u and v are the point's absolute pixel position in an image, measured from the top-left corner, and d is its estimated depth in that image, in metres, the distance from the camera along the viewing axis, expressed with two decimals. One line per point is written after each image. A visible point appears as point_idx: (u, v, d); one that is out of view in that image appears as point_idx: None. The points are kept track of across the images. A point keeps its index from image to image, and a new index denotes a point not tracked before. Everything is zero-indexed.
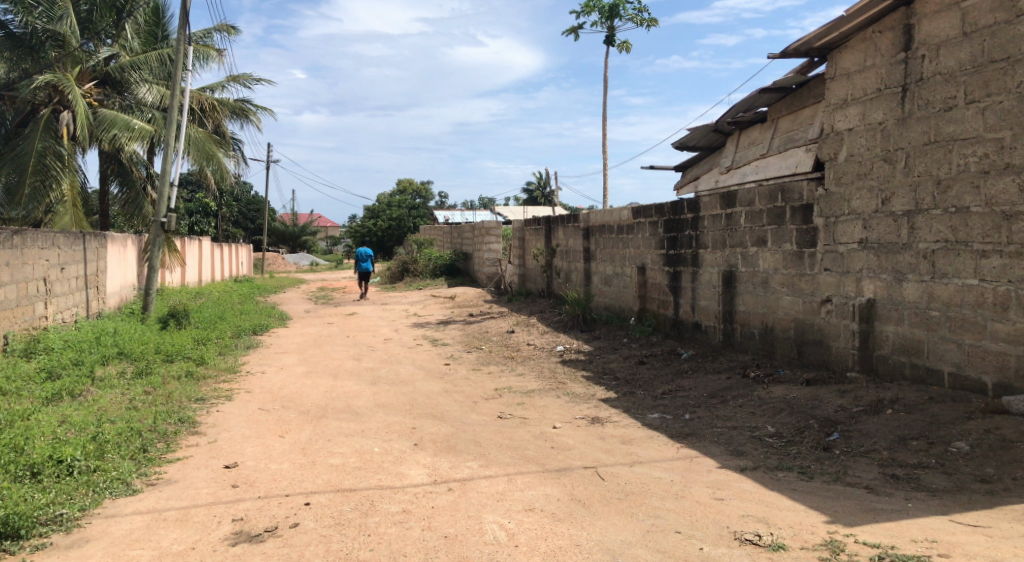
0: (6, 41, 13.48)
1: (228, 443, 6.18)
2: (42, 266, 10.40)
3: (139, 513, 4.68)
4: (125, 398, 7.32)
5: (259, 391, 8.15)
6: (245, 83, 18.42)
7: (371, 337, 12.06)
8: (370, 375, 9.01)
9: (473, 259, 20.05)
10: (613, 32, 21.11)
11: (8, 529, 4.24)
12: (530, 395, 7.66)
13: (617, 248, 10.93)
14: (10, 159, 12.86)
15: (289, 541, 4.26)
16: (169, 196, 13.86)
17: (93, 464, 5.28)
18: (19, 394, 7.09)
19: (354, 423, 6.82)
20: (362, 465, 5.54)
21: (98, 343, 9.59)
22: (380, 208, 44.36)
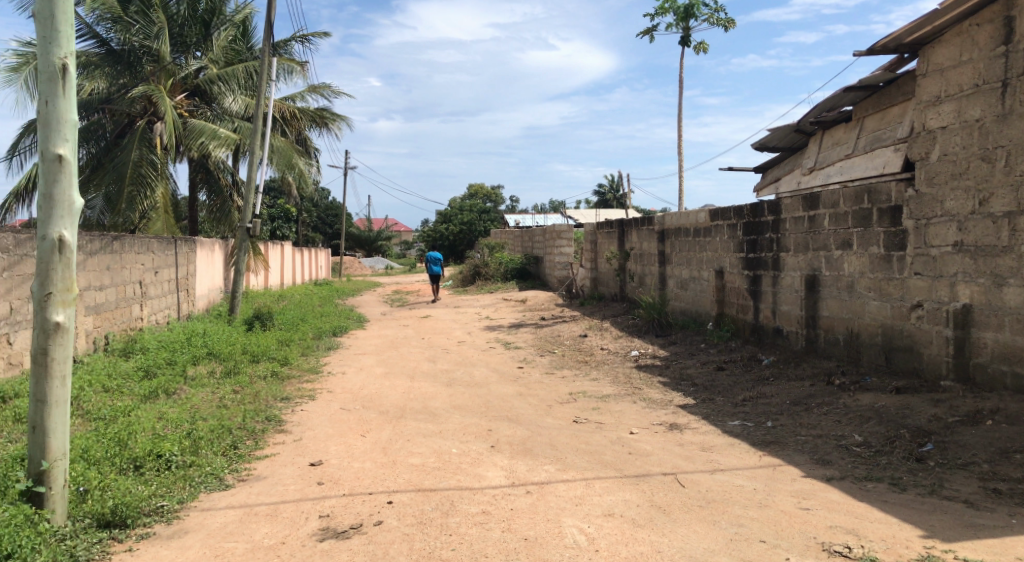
0: (108, 57, 14.21)
1: (312, 441, 6.38)
2: (138, 270, 10.96)
3: (233, 507, 4.88)
4: (215, 397, 7.64)
5: (340, 391, 8.37)
6: (324, 93, 18.98)
7: (446, 340, 12.24)
8: (446, 377, 9.14)
9: (544, 262, 20.09)
10: (688, 33, 20.84)
11: (116, 518, 4.50)
12: (606, 400, 7.63)
13: (693, 252, 10.78)
14: (109, 168, 13.59)
15: (373, 538, 4.37)
16: (254, 203, 14.39)
17: (189, 459, 5.54)
18: (120, 391, 7.52)
19: (431, 423, 6.93)
20: (441, 466, 5.63)
21: (190, 343, 10.05)
22: (452, 213, 45.00)
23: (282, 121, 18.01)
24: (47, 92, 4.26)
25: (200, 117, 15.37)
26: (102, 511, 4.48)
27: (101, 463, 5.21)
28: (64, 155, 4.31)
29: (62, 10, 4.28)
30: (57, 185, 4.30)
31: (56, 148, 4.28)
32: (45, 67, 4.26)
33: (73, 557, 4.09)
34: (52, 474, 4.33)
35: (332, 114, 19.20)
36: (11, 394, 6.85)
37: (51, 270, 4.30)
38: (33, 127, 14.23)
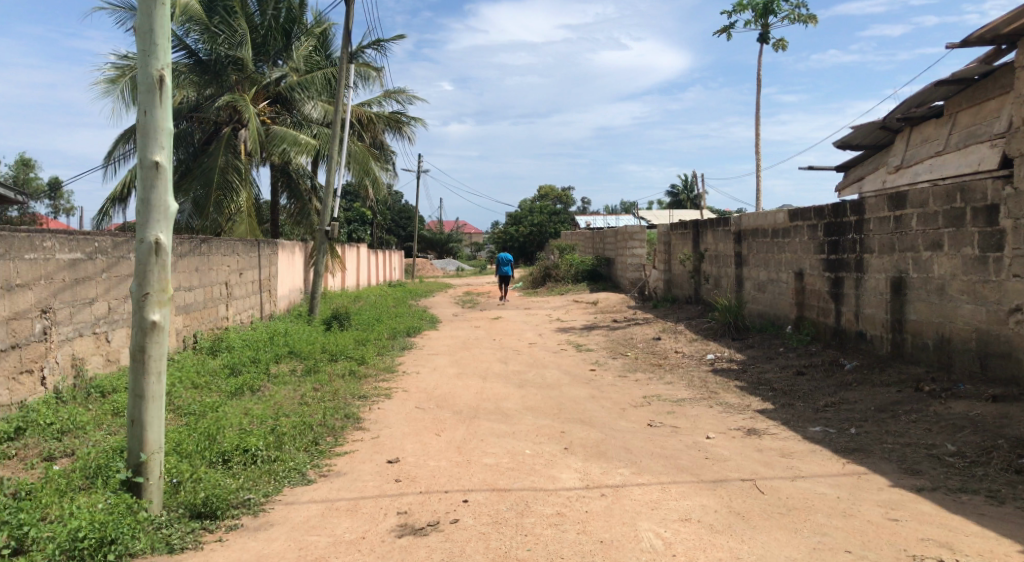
0: (196, 67, 14.84)
1: (389, 439, 6.51)
2: (224, 272, 11.42)
3: (315, 502, 5.03)
4: (297, 394, 7.90)
5: (415, 390, 8.52)
6: (399, 98, 19.36)
7: (518, 341, 12.29)
8: (519, 379, 9.18)
9: (616, 264, 19.95)
10: (767, 29, 20.36)
11: (208, 509, 4.70)
12: (681, 404, 7.53)
13: (772, 254, 10.53)
14: (197, 174, 14.21)
15: (450, 536, 4.43)
16: (332, 207, 14.78)
17: (273, 454, 5.74)
18: (209, 387, 7.86)
19: (504, 424, 6.97)
20: (515, 466, 5.66)
21: (273, 342, 10.41)
22: (521, 215, 45.28)
23: (359, 126, 18.46)
24: (146, 103, 4.49)
25: (282, 123, 15.90)
26: (194, 502, 4.69)
27: (192, 457, 5.45)
28: (161, 162, 4.54)
29: (160, 24, 4.51)
30: (154, 191, 4.52)
31: (153, 155, 4.51)
32: (144, 78, 4.49)
33: (169, 545, 4.28)
34: (149, 466, 4.57)
35: (406, 118, 19.56)
36: (110, 389, 7.25)
37: (148, 271, 4.52)
38: (127, 137, 15.01)
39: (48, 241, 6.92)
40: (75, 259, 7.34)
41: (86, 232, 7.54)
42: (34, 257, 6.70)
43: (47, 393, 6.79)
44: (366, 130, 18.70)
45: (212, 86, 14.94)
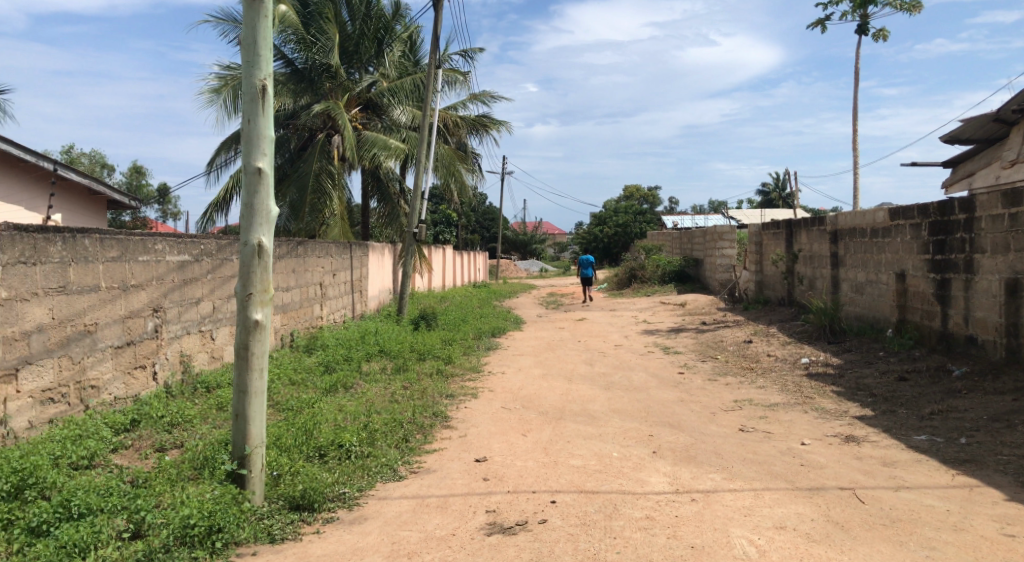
0: (293, 75, 15.49)
1: (477, 438, 6.59)
2: (318, 273, 11.83)
3: (406, 497, 5.15)
4: (387, 392, 8.10)
5: (501, 390, 8.58)
6: (485, 100, 19.56)
7: (603, 343, 12.22)
8: (604, 381, 9.11)
9: (703, 265, 19.55)
10: (867, 20, 19.50)
11: (305, 501, 4.87)
12: (774, 409, 7.31)
13: (871, 254, 10.10)
14: (293, 179, 14.78)
15: (538, 536, 4.45)
16: (421, 209, 15.09)
17: (366, 450, 5.91)
18: (305, 384, 8.15)
19: (590, 426, 6.95)
20: (602, 469, 5.63)
21: (364, 341, 10.72)
22: (607, 215, 44.79)
23: (445, 129, 18.78)
24: (250, 112, 4.71)
25: (373, 128, 16.34)
26: (293, 495, 4.88)
27: (291, 451, 5.69)
28: (263, 168, 4.74)
29: (263, 36, 4.71)
30: (257, 196, 4.73)
31: (256, 162, 4.72)
32: (248, 88, 4.71)
33: (270, 535, 4.47)
34: (252, 459, 4.79)
35: (492, 120, 19.76)
36: (215, 384, 7.61)
37: (252, 273, 4.73)
38: (229, 144, 15.74)
39: (160, 244, 7.33)
40: (183, 261, 7.76)
41: (193, 235, 7.95)
42: (147, 259, 7.11)
43: (158, 388, 7.22)
44: (452, 133, 19.00)
45: (307, 93, 15.47)
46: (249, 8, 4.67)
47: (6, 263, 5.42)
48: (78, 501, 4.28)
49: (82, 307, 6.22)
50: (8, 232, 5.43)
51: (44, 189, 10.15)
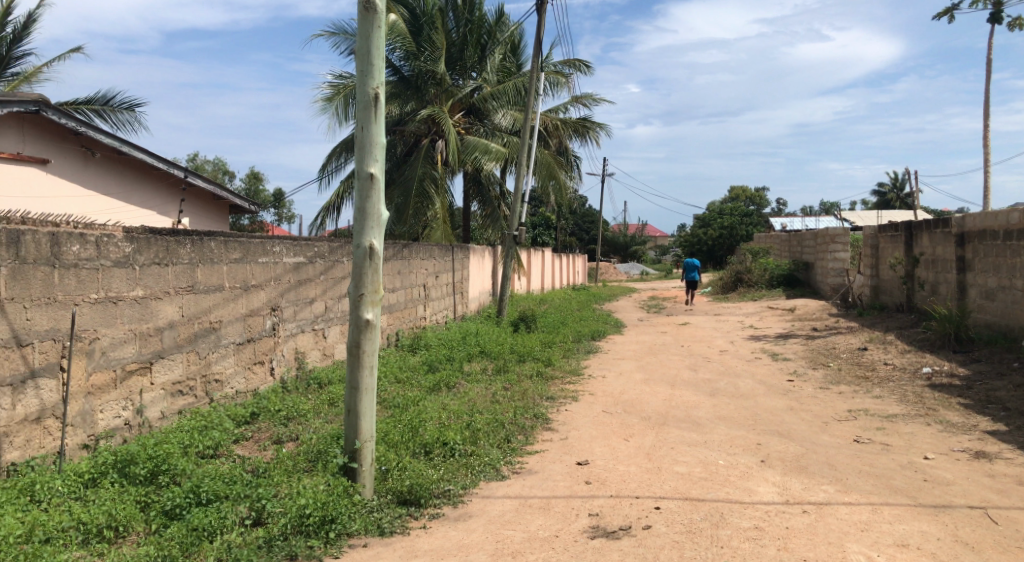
0: (400, 83, 15.72)
1: (578, 441, 6.58)
2: (422, 275, 12.13)
3: (509, 497, 5.20)
4: (489, 392, 8.21)
5: (602, 394, 8.51)
6: (586, 103, 19.51)
7: (707, 348, 11.95)
8: (709, 387, 8.90)
9: (815, 268, 18.79)
10: (1000, 8, 18.20)
11: (413, 497, 5.01)
12: (893, 420, 6.94)
13: (1003, 258, 9.44)
14: (398, 184, 15.22)
15: (643, 542, 4.40)
16: (521, 212, 15.20)
17: (469, 449, 6.00)
18: (410, 382, 8.38)
19: (695, 433, 6.80)
20: (708, 476, 5.51)
21: (466, 342, 10.90)
22: (710, 216, 43.91)
23: (546, 133, 18.86)
24: (363, 119, 4.90)
25: (475, 133, 16.58)
26: (401, 490, 5.03)
27: (398, 446, 5.86)
28: (375, 174, 4.91)
29: (376, 46, 4.88)
30: (368, 201, 4.91)
31: (369, 168, 4.89)
32: (362, 96, 4.89)
33: (380, 528, 4.62)
34: (363, 453, 4.97)
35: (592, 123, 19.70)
36: (327, 380, 7.92)
37: (363, 274, 4.91)
38: (339, 151, 16.36)
39: (278, 246, 7.71)
40: (298, 263, 8.13)
41: (308, 238, 8.32)
42: (266, 261, 7.50)
43: (275, 382, 7.62)
44: (552, 136, 19.06)
45: (413, 100, 15.80)
46: (363, 20, 4.86)
47: (142, 264, 5.83)
48: (206, 487, 4.56)
49: (208, 306, 6.62)
50: (144, 235, 5.83)
51: (175, 195, 10.87)
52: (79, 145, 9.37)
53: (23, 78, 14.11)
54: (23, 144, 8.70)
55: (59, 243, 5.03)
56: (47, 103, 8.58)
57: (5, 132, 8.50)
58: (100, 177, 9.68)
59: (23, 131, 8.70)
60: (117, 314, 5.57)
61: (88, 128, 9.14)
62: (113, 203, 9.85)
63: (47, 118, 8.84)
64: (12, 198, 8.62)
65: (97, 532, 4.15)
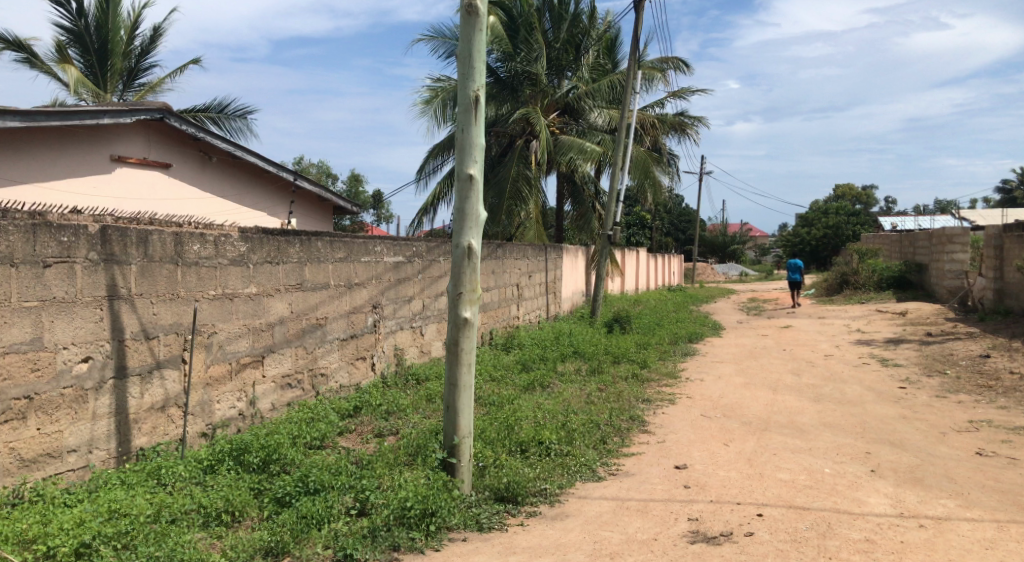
0: (496, 84, 15.96)
1: (676, 445, 6.47)
2: (516, 274, 12.23)
3: (606, 498, 5.18)
4: (584, 393, 8.19)
5: (700, 397, 8.35)
6: (684, 98, 19.17)
7: (811, 352, 11.51)
8: (813, 393, 8.57)
9: (929, 270, 17.78)
10: None
11: (510, 494, 5.07)
12: (1020, 432, 6.48)
13: None
14: (492, 184, 15.40)
15: (745, 549, 4.29)
16: (615, 212, 15.07)
17: (566, 449, 6.00)
18: (506, 381, 8.47)
19: (799, 439, 6.57)
20: (813, 485, 5.31)
21: (559, 341, 10.92)
22: (814, 216, 42.24)
23: (641, 130, 18.66)
24: (464, 122, 4.98)
25: (569, 132, 16.58)
26: (499, 487, 5.10)
27: (495, 444, 5.94)
28: (474, 175, 4.99)
29: (477, 48, 4.95)
30: (467, 201, 4.99)
31: (469, 169, 4.97)
32: (463, 98, 4.98)
33: (479, 523, 4.69)
34: (461, 448, 5.05)
35: (690, 118, 19.35)
36: (424, 377, 8.10)
37: (462, 273, 5.00)
38: (437, 152, 16.67)
39: (379, 246, 7.93)
40: (398, 262, 8.33)
41: (407, 238, 8.52)
42: (368, 260, 7.73)
43: (376, 377, 7.86)
44: (648, 134, 18.83)
45: (509, 102, 16.03)
46: (465, 24, 4.94)
47: (256, 262, 6.12)
48: (314, 477, 4.75)
49: (315, 302, 6.89)
50: (258, 235, 6.12)
51: (285, 197, 11.38)
52: (197, 149, 9.92)
53: (149, 88, 15.06)
54: (149, 149, 9.26)
55: (182, 242, 5.35)
56: (170, 111, 9.08)
57: (133, 139, 9.07)
58: (216, 181, 10.23)
59: (148, 137, 9.25)
60: (233, 310, 5.87)
61: (206, 135, 9.66)
62: (228, 205, 10.40)
63: (170, 125, 9.38)
64: (139, 200, 9.19)
65: (216, 516, 4.39)
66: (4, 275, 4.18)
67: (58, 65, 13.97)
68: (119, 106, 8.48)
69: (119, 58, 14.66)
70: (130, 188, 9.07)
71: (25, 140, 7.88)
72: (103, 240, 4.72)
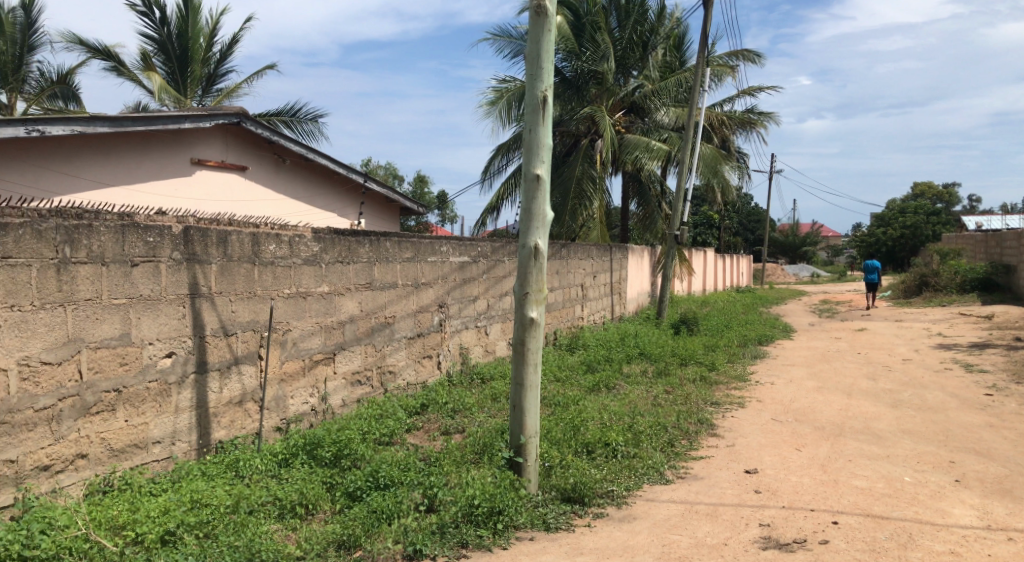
0: (561, 84, 15.96)
1: (746, 449, 6.34)
2: (580, 274, 12.19)
3: (674, 501, 5.11)
4: (650, 395, 8.10)
5: (771, 401, 8.15)
6: (754, 95, 18.75)
7: (888, 356, 11.11)
8: (891, 398, 8.27)
9: (1017, 272, 16.94)
10: None
11: (577, 494, 5.05)
12: None
13: None
14: (556, 184, 15.40)
15: (820, 557, 4.17)
16: (683, 211, 14.84)
17: (633, 451, 5.95)
18: (571, 381, 8.46)
19: (876, 446, 6.35)
20: (892, 493, 5.12)
21: (624, 342, 10.85)
22: (891, 215, 40.76)
23: (710, 128, 18.35)
24: (532, 121, 4.99)
25: (635, 130, 16.45)
26: (565, 487, 5.09)
27: (561, 444, 5.93)
28: (541, 174, 4.99)
29: (545, 49, 4.96)
30: (534, 201, 5.00)
31: (536, 168, 4.98)
32: (531, 98, 4.99)
33: (546, 523, 4.69)
34: (528, 448, 5.06)
35: (760, 115, 18.92)
36: (489, 376, 8.15)
37: (528, 273, 5.01)
38: (502, 152, 16.74)
39: (445, 246, 8.02)
40: (464, 262, 8.41)
41: (472, 238, 8.59)
42: (434, 260, 7.83)
43: (442, 376, 7.97)
44: (717, 131, 18.51)
45: (574, 101, 15.97)
46: (534, 24, 4.96)
47: (328, 262, 6.28)
48: (384, 472, 4.84)
49: (384, 301, 7.02)
50: (330, 235, 6.28)
51: (355, 198, 11.64)
52: (271, 152, 10.22)
53: (225, 94, 15.59)
54: (227, 153, 9.58)
55: (259, 242, 5.52)
56: (247, 115, 9.38)
57: (212, 143, 9.40)
58: (289, 183, 10.53)
59: (226, 141, 9.57)
60: (306, 308, 6.03)
61: (280, 138, 9.93)
62: (301, 207, 10.70)
63: (247, 129, 9.69)
64: (217, 201, 9.52)
65: (291, 508, 4.52)
66: (96, 273, 4.39)
67: (142, 73, 14.63)
68: (199, 111, 8.79)
69: (199, 64, 15.22)
70: (209, 190, 9.40)
71: (111, 145, 8.25)
72: (186, 240, 4.91)
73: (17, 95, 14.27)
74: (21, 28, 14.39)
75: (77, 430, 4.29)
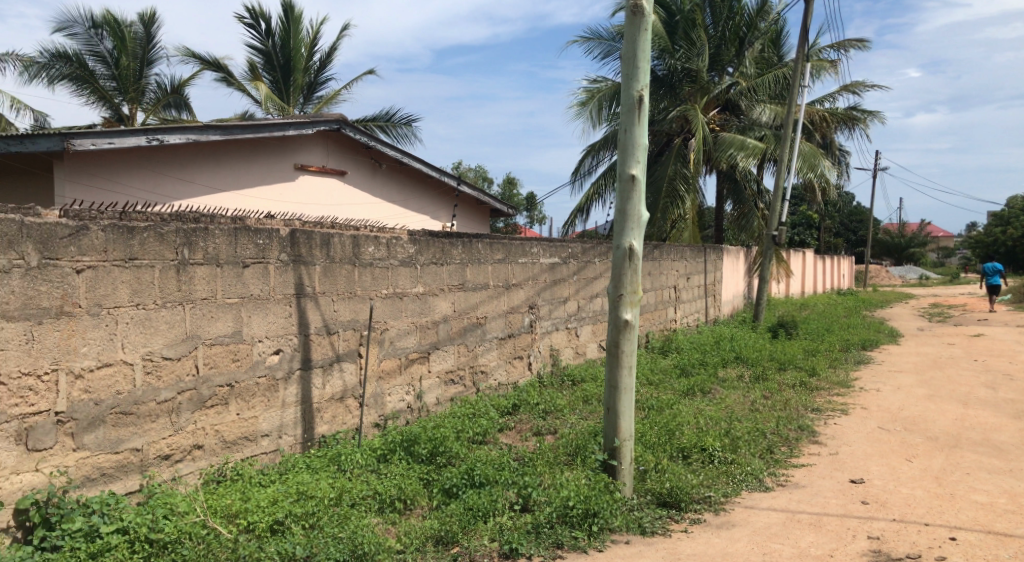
0: (653, 82, 15.75)
1: (850, 458, 6.07)
2: (673, 276, 11.99)
3: (775, 510, 4.96)
4: (747, 400, 7.88)
5: (876, 409, 7.79)
6: (856, 90, 17.98)
7: (1008, 364, 10.40)
8: (1012, 408, 7.75)
9: None
10: None
11: (673, 499, 4.97)
12: None
13: None
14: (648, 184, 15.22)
15: None
16: (781, 210, 14.33)
17: (730, 456, 5.80)
18: (664, 385, 8.33)
19: (997, 459, 5.96)
20: (1016, 510, 4.80)
21: (719, 346, 10.59)
22: (1011, 214, 38.18)
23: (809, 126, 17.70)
24: (627, 122, 4.96)
25: (731, 128, 16.06)
26: (661, 491, 5.01)
27: (655, 448, 5.85)
28: (636, 175, 4.94)
29: (642, 48, 4.91)
30: (630, 202, 4.95)
31: (630, 169, 4.94)
32: (627, 99, 4.95)
33: (641, 527, 4.63)
34: (622, 451, 5.01)
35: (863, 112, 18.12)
36: (579, 378, 8.11)
37: (623, 274, 4.97)
38: (593, 152, 16.64)
39: (535, 247, 8.04)
40: (554, 263, 8.41)
41: (563, 239, 8.59)
42: (525, 261, 7.87)
43: (533, 377, 8.00)
44: (817, 129, 17.82)
45: (667, 99, 15.73)
46: (630, 24, 4.91)
47: (423, 263, 6.41)
48: (479, 471, 4.90)
49: (476, 301, 7.11)
50: (424, 237, 6.40)
51: (448, 202, 11.85)
52: (369, 157, 10.53)
53: (326, 101, 16.14)
54: (327, 158, 9.94)
55: (359, 244, 5.70)
56: (347, 121, 9.69)
57: (313, 148, 9.76)
58: (386, 186, 10.82)
59: (326, 147, 9.93)
60: (402, 308, 6.17)
61: (378, 143, 10.23)
62: (396, 210, 10.98)
63: (346, 135, 10.02)
64: (318, 205, 9.88)
65: (390, 502, 4.64)
66: (212, 273, 4.63)
67: (249, 83, 15.35)
68: (302, 118, 9.15)
69: (301, 73, 15.81)
70: (311, 194, 9.76)
71: (221, 151, 8.68)
72: (293, 242, 5.12)
73: (137, 106, 15.22)
74: (140, 42, 15.27)
75: (194, 421, 4.53)
